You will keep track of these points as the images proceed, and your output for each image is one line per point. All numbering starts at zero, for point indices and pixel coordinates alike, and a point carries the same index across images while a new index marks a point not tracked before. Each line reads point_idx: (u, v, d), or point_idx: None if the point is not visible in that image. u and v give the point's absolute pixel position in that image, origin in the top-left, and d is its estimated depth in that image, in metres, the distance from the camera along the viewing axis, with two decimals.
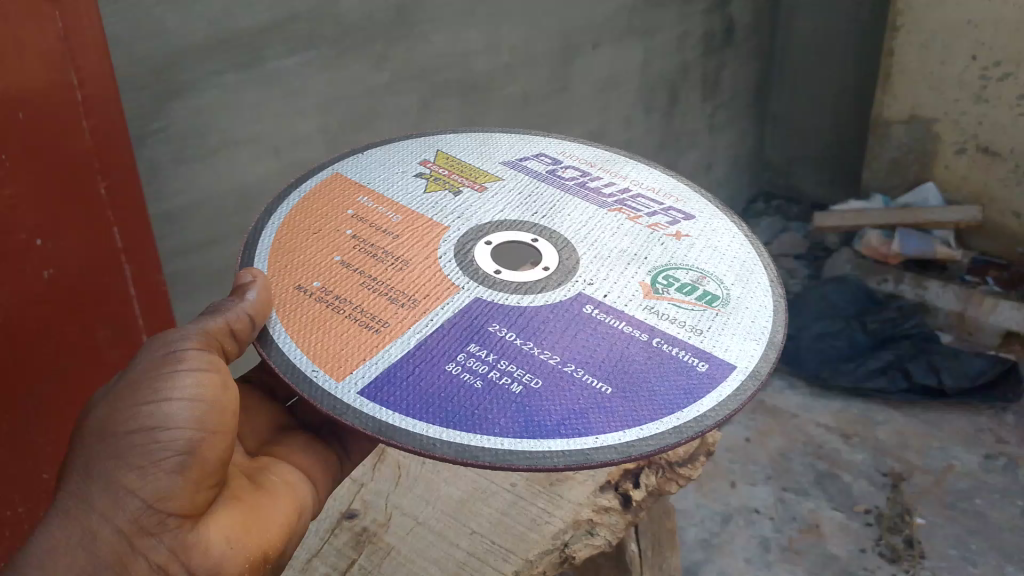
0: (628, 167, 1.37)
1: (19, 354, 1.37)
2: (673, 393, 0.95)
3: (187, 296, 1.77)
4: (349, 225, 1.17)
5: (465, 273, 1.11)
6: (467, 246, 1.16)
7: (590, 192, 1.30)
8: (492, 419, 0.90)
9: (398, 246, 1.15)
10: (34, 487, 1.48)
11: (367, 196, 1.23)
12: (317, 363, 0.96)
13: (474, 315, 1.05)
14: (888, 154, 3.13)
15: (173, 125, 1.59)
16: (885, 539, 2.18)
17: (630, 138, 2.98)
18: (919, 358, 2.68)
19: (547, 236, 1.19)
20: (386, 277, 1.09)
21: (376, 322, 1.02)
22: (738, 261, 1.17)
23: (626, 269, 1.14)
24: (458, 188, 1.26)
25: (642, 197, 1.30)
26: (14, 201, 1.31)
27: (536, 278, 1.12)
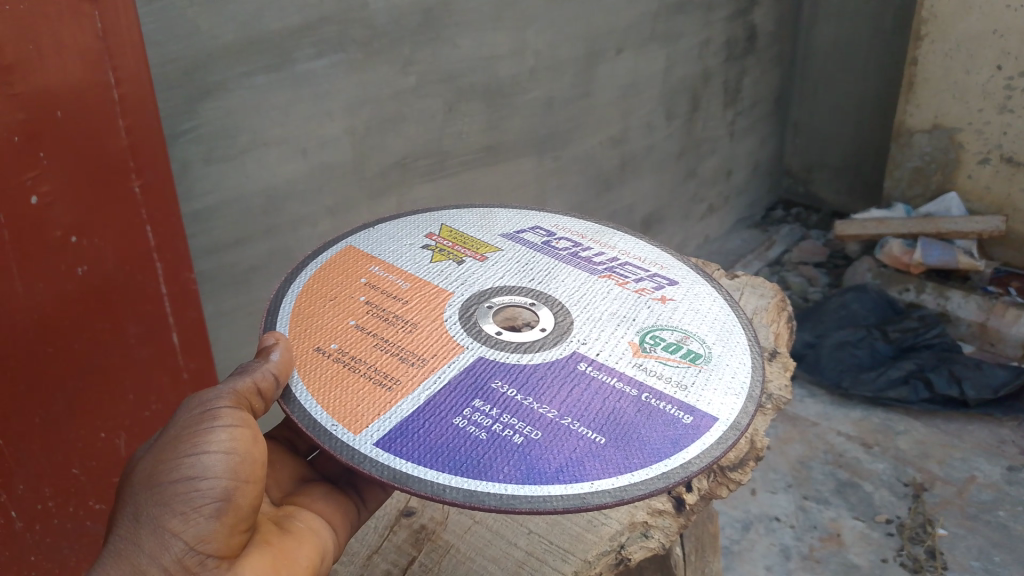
0: (613, 239, 1.37)
1: (51, 351, 1.39)
2: (660, 442, 0.94)
3: (216, 296, 1.78)
4: (361, 291, 1.16)
5: (468, 333, 1.10)
6: (470, 310, 1.15)
7: (581, 261, 1.30)
8: (496, 468, 0.89)
9: (406, 309, 1.14)
10: (64, 483, 1.49)
11: (378, 266, 1.23)
12: (336, 417, 0.95)
13: (476, 372, 1.03)
14: (910, 163, 3.12)
15: (204, 124, 1.61)
16: (908, 549, 2.15)
17: (652, 143, 2.98)
18: (940, 367, 2.67)
19: (545, 301, 1.18)
20: (397, 338, 1.08)
21: (388, 379, 1.01)
22: (718, 322, 1.16)
23: (616, 330, 1.13)
24: (461, 261, 1.26)
25: (630, 265, 1.29)
26: (52, 197, 1.32)
27: (532, 338, 1.10)
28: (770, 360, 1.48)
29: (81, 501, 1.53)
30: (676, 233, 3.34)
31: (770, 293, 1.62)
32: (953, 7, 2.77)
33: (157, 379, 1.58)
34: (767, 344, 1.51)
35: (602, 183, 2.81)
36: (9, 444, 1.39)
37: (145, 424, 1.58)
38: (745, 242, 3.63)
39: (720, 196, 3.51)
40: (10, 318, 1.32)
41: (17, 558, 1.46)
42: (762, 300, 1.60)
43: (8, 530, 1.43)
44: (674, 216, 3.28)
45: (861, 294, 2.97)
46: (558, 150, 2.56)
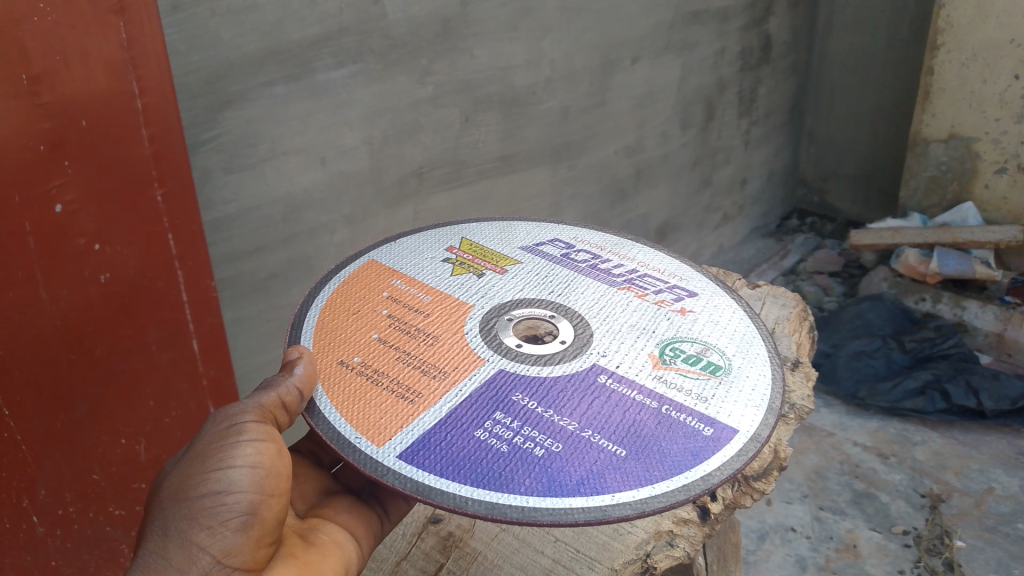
0: (631, 253, 1.37)
1: (75, 357, 1.41)
2: (681, 453, 0.94)
3: (234, 303, 1.78)
4: (383, 305, 1.17)
5: (489, 346, 1.11)
6: (491, 323, 1.16)
7: (600, 273, 1.30)
8: (517, 480, 0.90)
9: (424, 321, 1.15)
10: (85, 488, 1.50)
11: (400, 279, 1.24)
12: (359, 430, 0.96)
13: (498, 385, 1.04)
14: (926, 172, 3.11)
15: (225, 133, 1.62)
16: (925, 561, 2.12)
17: (666, 153, 2.98)
18: (958, 377, 2.66)
19: (564, 312, 1.19)
20: (419, 352, 1.09)
21: (410, 392, 1.02)
22: (738, 334, 1.17)
23: (635, 341, 1.13)
24: (481, 274, 1.27)
25: (649, 277, 1.30)
26: (76, 206, 1.34)
27: (553, 350, 1.10)
28: (793, 370, 1.45)
29: (102, 507, 1.54)
30: (691, 242, 3.34)
31: (791, 304, 1.60)
32: (970, 17, 2.77)
33: (178, 387, 1.59)
34: (790, 353, 1.49)
35: (616, 192, 2.82)
36: (32, 447, 1.40)
37: (166, 431, 1.59)
38: (759, 251, 3.63)
39: (735, 206, 3.51)
40: (34, 326, 1.33)
41: (39, 563, 1.48)
42: (784, 311, 1.58)
43: (30, 536, 1.44)
44: (688, 225, 3.28)
45: (877, 304, 2.97)
46: (574, 159, 2.57)
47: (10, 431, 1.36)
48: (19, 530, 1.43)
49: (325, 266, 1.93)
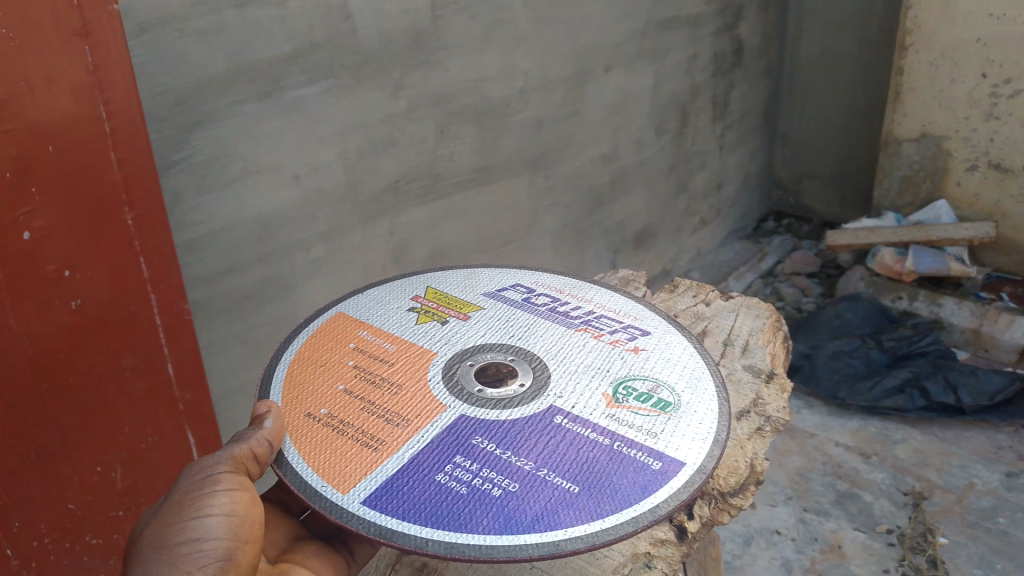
0: (589, 300, 1.35)
1: (47, 385, 1.38)
2: (631, 487, 0.95)
3: (210, 324, 1.75)
4: (350, 356, 1.16)
5: (450, 391, 1.10)
6: (453, 368, 1.15)
7: (558, 315, 1.29)
8: (474, 520, 0.90)
9: (387, 373, 1.13)
10: (61, 518, 1.46)
11: (366, 330, 1.23)
12: (324, 478, 0.95)
13: (458, 429, 1.03)
14: (899, 171, 3.14)
15: (196, 154, 1.61)
16: (909, 560, 2.13)
17: (642, 159, 2.99)
18: (936, 374, 2.70)
19: (523, 355, 1.18)
20: (384, 400, 1.08)
21: (374, 439, 1.01)
22: (688, 369, 1.17)
23: (589, 381, 1.13)
24: (444, 322, 1.25)
25: (605, 316, 1.29)
26: (45, 232, 1.31)
27: (511, 393, 1.10)
28: (767, 381, 1.37)
29: (79, 537, 1.50)
30: (669, 247, 3.35)
31: (765, 313, 1.53)
32: (936, 17, 2.81)
33: (154, 412, 1.57)
34: (764, 365, 1.41)
35: (594, 199, 2.83)
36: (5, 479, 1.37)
37: (142, 456, 1.57)
38: (737, 254, 3.65)
39: (712, 210, 3.53)
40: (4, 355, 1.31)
41: None
42: (757, 321, 1.51)
43: (4, 569, 1.40)
44: (666, 231, 3.29)
45: (854, 304, 3.01)
46: (550, 169, 2.58)
47: None
48: None
49: (301, 283, 1.92)
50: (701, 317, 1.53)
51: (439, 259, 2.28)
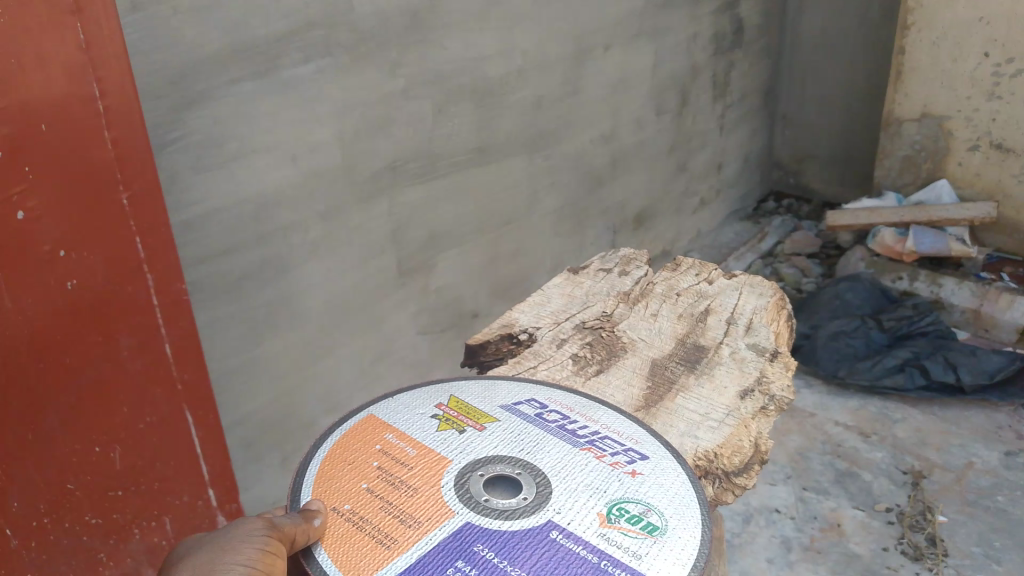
0: (601, 408, 1.10)
1: (44, 366, 1.34)
2: None
3: (209, 305, 1.74)
4: (375, 457, 0.98)
5: (458, 497, 0.92)
6: (466, 476, 0.95)
7: (564, 430, 1.05)
8: None
9: (410, 470, 0.96)
10: (61, 498, 1.42)
11: (394, 432, 1.02)
12: (339, 570, 0.82)
13: (452, 541, 0.86)
14: (900, 151, 3.13)
15: (192, 133, 1.60)
16: (908, 538, 2.12)
17: (641, 139, 2.98)
18: (936, 354, 2.71)
19: (528, 468, 0.97)
20: (399, 504, 0.90)
21: (387, 534, 0.86)
22: (680, 495, 0.93)
23: (583, 493, 0.93)
24: (463, 429, 1.03)
25: (613, 434, 1.05)
26: (38, 212, 1.28)
27: (508, 502, 0.91)
28: (770, 360, 1.30)
29: (77, 517, 1.46)
30: (669, 227, 3.34)
31: (769, 292, 1.48)
32: None
33: (153, 393, 1.54)
34: (768, 344, 1.34)
35: (593, 179, 2.81)
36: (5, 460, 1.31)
37: (141, 437, 1.54)
38: (737, 235, 3.64)
39: (711, 190, 3.52)
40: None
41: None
42: (761, 300, 1.45)
43: (5, 549, 1.35)
44: (666, 211, 3.28)
45: (854, 284, 3.01)
46: (549, 149, 2.56)
47: None
48: None
49: (298, 264, 1.91)
50: (702, 296, 1.47)
51: (438, 239, 2.28)
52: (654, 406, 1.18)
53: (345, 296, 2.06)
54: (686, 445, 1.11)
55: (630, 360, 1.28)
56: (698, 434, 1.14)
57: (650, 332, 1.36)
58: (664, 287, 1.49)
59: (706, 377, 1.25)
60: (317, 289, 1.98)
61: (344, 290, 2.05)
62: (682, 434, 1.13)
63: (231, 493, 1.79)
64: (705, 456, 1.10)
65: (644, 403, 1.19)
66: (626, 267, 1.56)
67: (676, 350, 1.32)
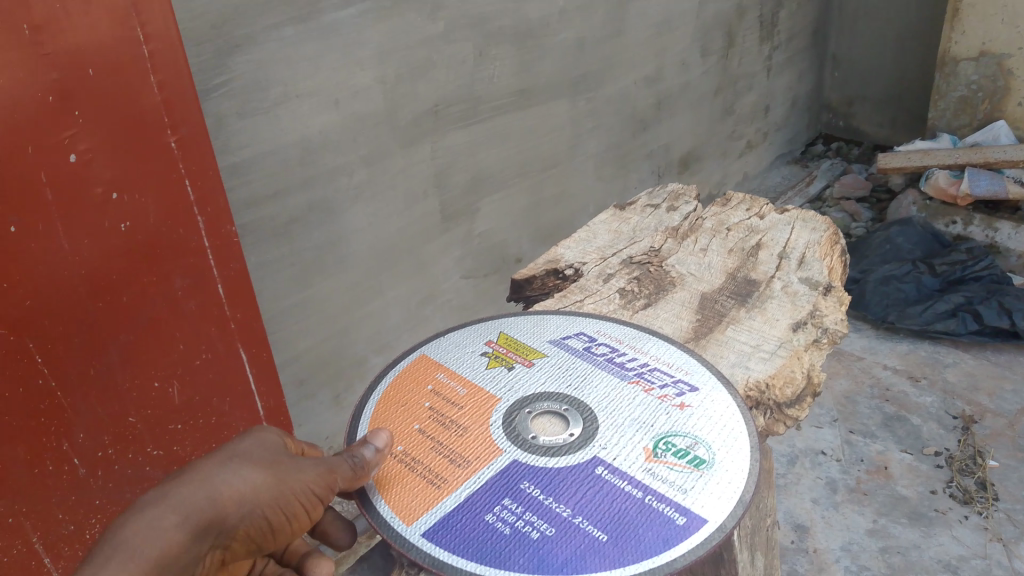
0: (649, 339, 1.10)
1: (102, 306, 1.35)
2: (651, 541, 0.79)
3: (258, 247, 1.76)
4: (427, 397, 0.99)
5: (507, 432, 0.93)
6: (515, 413, 0.96)
7: (612, 364, 1.05)
8: (510, 555, 0.78)
9: (460, 410, 0.97)
10: (122, 431, 1.47)
11: (444, 372, 1.03)
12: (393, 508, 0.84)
13: (502, 475, 0.87)
14: (955, 92, 3.02)
15: (236, 78, 1.61)
16: (957, 481, 2.10)
17: (687, 82, 2.92)
18: (990, 300, 2.63)
19: (576, 404, 0.97)
20: (450, 443, 0.92)
21: (438, 475, 0.87)
22: (728, 427, 0.94)
23: (629, 427, 0.93)
24: (512, 366, 1.04)
25: (660, 368, 1.04)
26: (91, 155, 1.25)
27: (556, 438, 0.92)
28: (825, 293, 1.28)
29: (140, 449, 1.51)
30: (715, 172, 3.29)
31: (822, 227, 1.45)
32: None
33: (206, 330, 1.56)
34: (822, 278, 1.31)
35: (637, 123, 2.77)
36: (67, 395, 1.35)
37: (195, 373, 1.57)
38: (784, 179, 3.57)
39: (758, 134, 3.45)
40: (55, 284, 1.27)
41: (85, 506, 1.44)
42: (814, 235, 1.43)
43: (73, 478, 1.41)
44: (712, 154, 3.22)
45: (905, 228, 2.94)
46: (592, 92, 2.52)
47: (45, 378, 1.30)
48: (62, 473, 1.38)
49: (343, 208, 1.92)
50: (753, 231, 1.45)
51: (481, 183, 2.28)
52: (704, 337, 1.18)
53: (391, 240, 2.08)
54: (737, 375, 1.10)
55: (679, 294, 1.28)
56: (749, 364, 1.12)
57: (700, 266, 1.35)
58: (713, 222, 1.48)
59: (758, 310, 1.24)
60: (362, 233, 1.99)
61: (389, 235, 2.07)
62: (733, 364, 1.12)
63: (285, 428, 1.84)
64: (756, 386, 1.08)
65: (694, 334, 1.18)
66: (674, 203, 1.56)
67: (727, 283, 1.31)
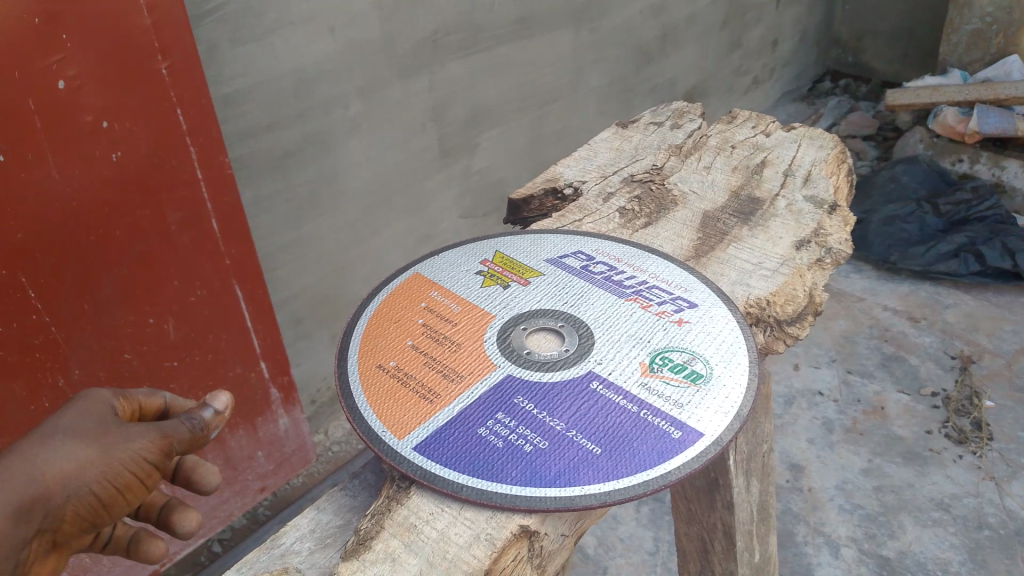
0: (649, 258, 1.07)
1: (94, 240, 1.32)
2: (646, 453, 0.75)
3: (253, 181, 1.73)
4: (419, 314, 0.95)
5: (501, 345, 0.89)
6: (509, 329, 0.92)
7: (610, 283, 1.01)
8: (502, 467, 0.74)
9: (454, 326, 0.92)
10: (118, 367, 1.46)
11: (437, 291, 0.99)
12: (383, 419, 0.80)
13: (494, 388, 0.83)
14: (969, 26, 2.95)
15: (229, 4, 1.54)
16: (953, 421, 2.11)
17: (694, 13, 2.84)
18: (993, 240, 2.60)
19: (571, 322, 0.94)
20: (441, 356, 0.88)
21: (430, 389, 0.83)
22: (727, 343, 0.90)
23: (627, 341, 0.90)
24: (507, 285, 1.01)
25: (658, 287, 1.01)
26: (79, 81, 1.19)
27: (552, 351, 0.88)
28: (828, 212, 1.23)
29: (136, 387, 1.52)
30: (719, 108, 3.23)
31: (830, 144, 1.40)
32: None
33: (202, 265, 1.53)
34: (827, 197, 1.27)
35: (642, 55, 2.70)
36: (61, 330, 1.34)
37: (192, 310, 1.55)
38: (789, 116, 3.51)
39: (765, 69, 3.38)
40: (42, 219, 1.23)
41: None
42: (821, 152, 1.38)
43: None
44: (717, 90, 3.16)
45: (912, 167, 2.90)
46: (596, 22, 2.45)
47: (36, 311, 1.29)
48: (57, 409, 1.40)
49: (341, 141, 1.88)
50: (759, 149, 1.41)
51: (481, 117, 2.23)
52: (705, 255, 1.14)
53: (390, 175, 2.04)
54: (738, 292, 1.06)
55: (680, 213, 1.23)
56: (750, 282, 1.09)
57: (703, 184, 1.31)
58: (718, 140, 1.43)
59: (761, 228, 1.20)
60: (361, 167, 1.95)
61: (387, 169, 2.02)
62: (734, 282, 1.08)
63: (281, 365, 1.82)
64: (757, 303, 1.05)
65: (695, 252, 1.14)
66: (678, 121, 1.51)
67: (730, 202, 1.26)
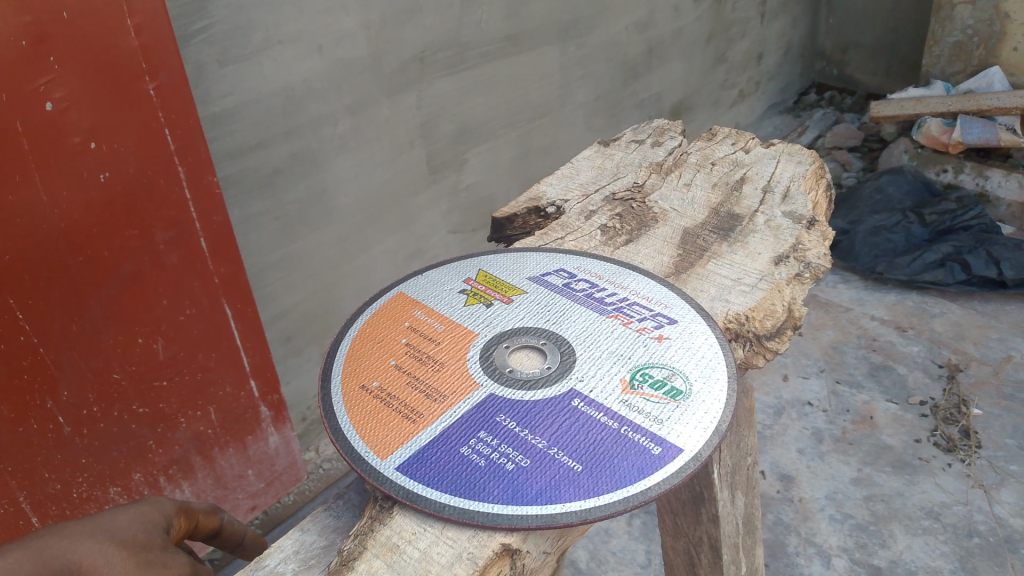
0: (630, 275, 1.08)
1: (82, 261, 1.32)
2: (625, 469, 0.76)
3: (242, 200, 1.73)
4: (404, 333, 0.95)
5: (484, 364, 0.90)
6: (491, 347, 0.93)
7: (590, 299, 1.02)
8: (483, 485, 0.75)
9: (437, 345, 0.93)
10: (107, 387, 1.46)
11: (422, 310, 1.00)
12: (366, 438, 0.80)
13: (475, 405, 0.84)
14: (951, 38, 2.99)
15: (216, 24, 1.56)
16: (941, 430, 2.12)
17: (680, 28, 2.87)
18: (978, 249, 2.63)
19: (553, 338, 0.95)
20: (424, 375, 0.88)
21: (413, 408, 0.83)
22: (706, 359, 0.91)
23: (607, 358, 0.91)
24: (490, 303, 1.02)
25: (638, 303, 1.02)
26: (68, 103, 1.20)
27: (534, 368, 0.89)
28: (808, 227, 1.25)
29: (125, 407, 1.52)
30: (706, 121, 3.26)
31: (809, 160, 1.42)
32: None
33: (190, 284, 1.53)
34: (806, 212, 1.28)
35: (628, 70, 2.72)
36: (50, 352, 1.34)
37: (181, 329, 1.55)
38: (776, 128, 3.54)
39: (750, 82, 3.41)
40: (32, 240, 1.24)
41: (69, 461, 1.46)
42: (800, 167, 1.40)
43: (59, 436, 1.41)
44: (704, 104, 3.18)
45: (897, 177, 2.93)
46: (582, 38, 2.47)
47: (25, 333, 1.29)
48: (47, 431, 1.40)
49: (330, 158, 1.89)
50: (738, 165, 1.42)
51: (469, 133, 2.24)
52: (685, 272, 1.15)
53: (378, 192, 2.05)
54: (717, 308, 1.08)
55: (660, 230, 1.25)
56: (729, 298, 1.10)
57: (683, 202, 1.32)
58: (698, 157, 1.45)
59: (740, 244, 1.21)
60: (349, 184, 1.96)
61: (376, 186, 2.04)
62: (713, 298, 1.10)
63: (271, 383, 1.82)
64: (736, 318, 1.06)
65: (675, 269, 1.15)
66: (660, 138, 1.52)
67: (710, 219, 1.28)
